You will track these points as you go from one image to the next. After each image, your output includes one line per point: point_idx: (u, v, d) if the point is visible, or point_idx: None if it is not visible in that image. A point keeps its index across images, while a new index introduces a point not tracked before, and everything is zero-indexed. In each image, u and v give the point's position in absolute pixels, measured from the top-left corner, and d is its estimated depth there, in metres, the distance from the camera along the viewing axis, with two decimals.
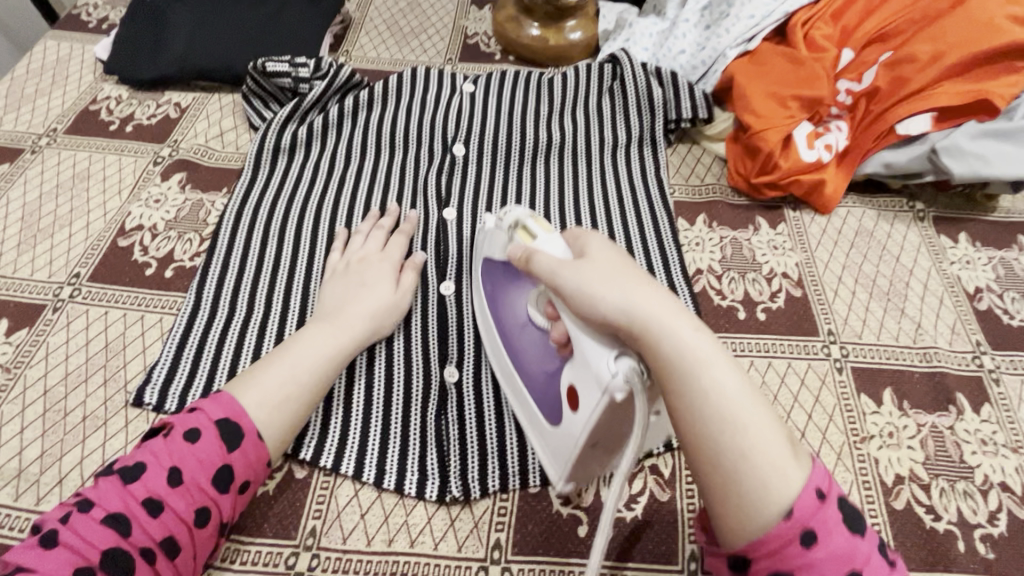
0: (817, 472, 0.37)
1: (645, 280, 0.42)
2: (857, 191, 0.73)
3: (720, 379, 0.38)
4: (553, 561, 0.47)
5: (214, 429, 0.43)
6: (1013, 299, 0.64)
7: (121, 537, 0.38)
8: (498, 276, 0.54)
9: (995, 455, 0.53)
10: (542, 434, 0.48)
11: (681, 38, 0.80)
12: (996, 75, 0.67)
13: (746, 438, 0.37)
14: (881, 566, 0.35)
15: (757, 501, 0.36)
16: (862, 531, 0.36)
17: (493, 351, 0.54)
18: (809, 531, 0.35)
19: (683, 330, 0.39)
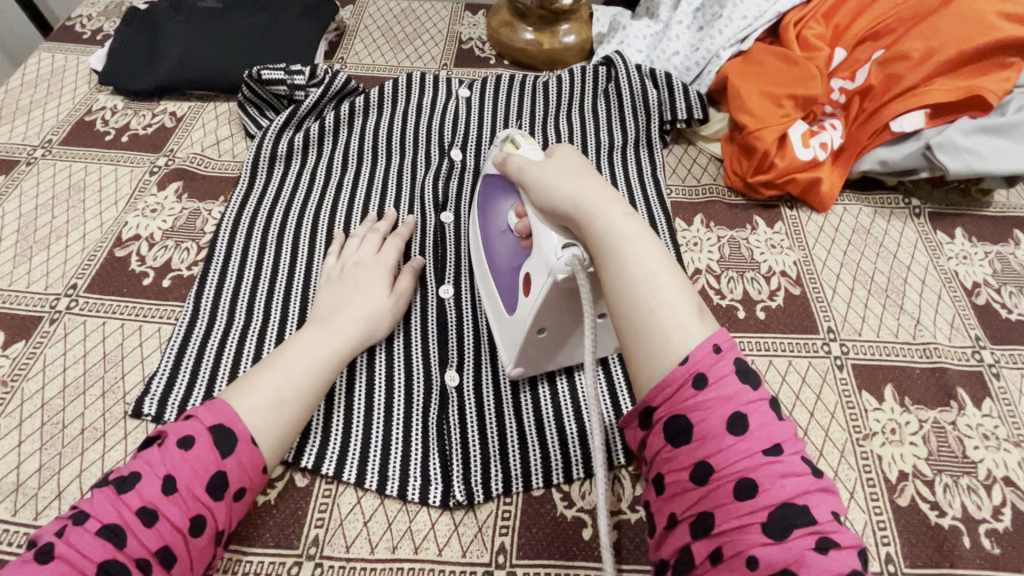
0: (720, 333, 0.38)
1: (596, 179, 0.47)
2: (853, 189, 0.73)
3: (643, 250, 0.41)
4: (558, 565, 0.47)
5: (208, 436, 0.42)
6: (1010, 293, 0.64)
7: (117, 549, 0.38)
8: (488, 191, 0.59)
9: (997, 449, 0.53)
10: (502, 325, 0.54)
11: (674, 40, 0.80)
12: (988, 71, 0.67)
13: (653, 298, 0.39)
14: (769, 412, 0.35)
15: (658, 350, 0.38)
16: (757, 385, 0.36)
17: (475, 259, 0.60)
18: (700, 375, 0.36)
19: (617, 212, 0.43)
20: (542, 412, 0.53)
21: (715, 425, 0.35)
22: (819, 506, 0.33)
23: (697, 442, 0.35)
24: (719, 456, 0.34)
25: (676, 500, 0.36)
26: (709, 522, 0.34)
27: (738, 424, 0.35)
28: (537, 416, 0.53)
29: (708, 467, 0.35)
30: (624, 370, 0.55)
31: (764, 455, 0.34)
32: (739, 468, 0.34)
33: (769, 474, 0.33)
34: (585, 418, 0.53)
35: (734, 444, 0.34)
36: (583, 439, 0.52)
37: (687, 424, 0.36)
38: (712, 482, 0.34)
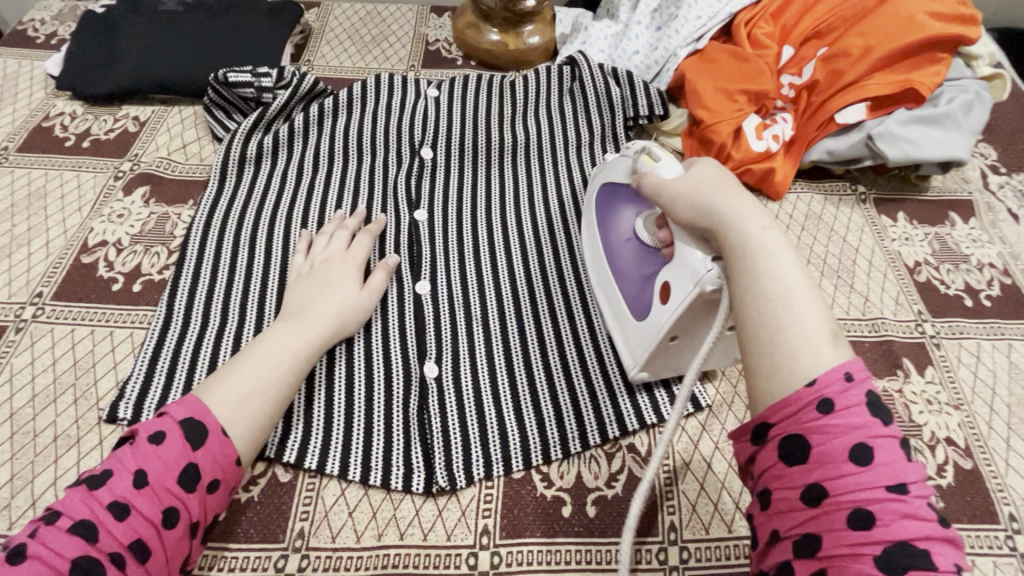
0: (854, 363, 0.38)
1: (740, 190, 0.46)
2: (805, 177, 0.78)
3: (783, 266, 0.41)
4: (539, 541, 0.49)
5: (178, 430, 0.43)
6: (948, 270, 0.69)
7: (89, 544, 0.38)
8: (613, 198, 0.60)
9: (940, 413, 0.58)
10: (625, 329, 0.55)
11: (634, 40, 0.83)
12: (921, 66, 0.73)
13: (787, 316, 0.39)
14: (898, 452, 0.35)
15: (785, 365, 0.38)
16: (887, 423, 0.36)
17: (591, 261, 0.61)
18: (826, 399, 0.36)
19: (756, 224, 0.43)
20: (520, 398, 0.55)
21: (836, 450, 0.35)
22: (939, 554, 0.32)
23: (813, 465, 0.35)
24: (832, 480, 0.34)
25: (779, 517, 0.36)
26: (814, 544, 0.34)
27: (860, 457, 0.34)
28: (515, 402, 0.55)
29: (822, 490, 0.34)
30: (597, 353, 0.58)
31: (886, 492, 0.33)
32: (854, 498, 0.34)
33: (890, 510, 0.33)
34: (562, 401, 0.55)
35: (854, 474, 0.34)
36: (561, 421, 0.54)
37: (806, 446, 0.35)
38: (823, 506, 0.34)
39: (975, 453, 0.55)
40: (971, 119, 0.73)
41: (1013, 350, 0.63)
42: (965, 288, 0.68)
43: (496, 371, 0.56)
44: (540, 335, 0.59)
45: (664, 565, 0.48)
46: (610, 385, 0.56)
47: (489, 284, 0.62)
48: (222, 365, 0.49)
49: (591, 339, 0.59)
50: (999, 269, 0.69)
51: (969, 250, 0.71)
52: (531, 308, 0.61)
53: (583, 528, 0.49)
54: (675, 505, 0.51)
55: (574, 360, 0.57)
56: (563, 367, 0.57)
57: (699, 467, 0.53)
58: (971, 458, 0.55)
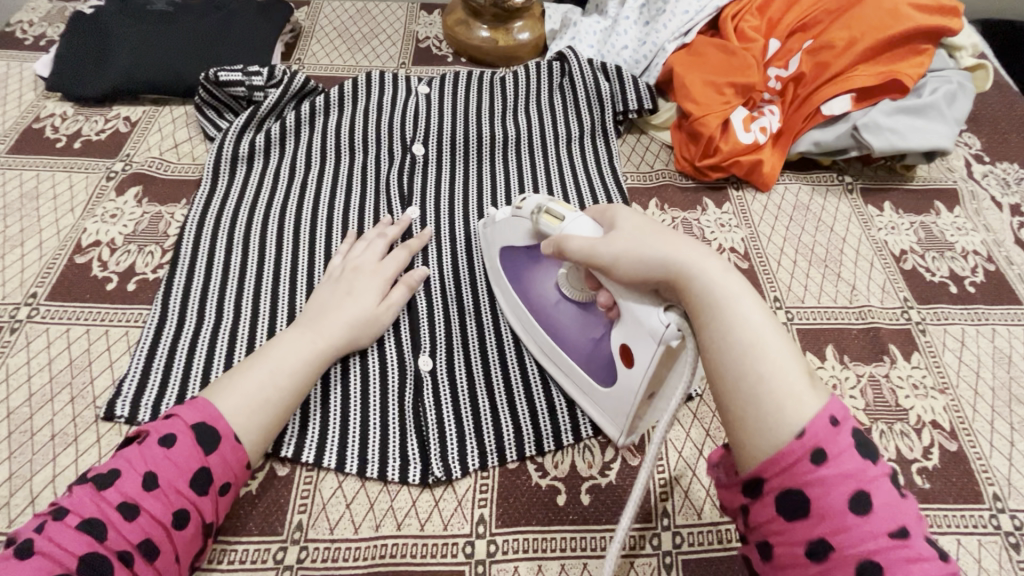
0: (834, 400, 0.37)
1: (677, 235, 0.44)
2: (792, 169, 0.79)
3: (747, 310, 0.40)
4: (534, 530, 0.49)
5: (190, 433, 0.44)
6: (933, 258, 0.71)
7: (97, 542, 0.39)
8: (521, 265, 0.57)
9: (926, 397, 0.59)
10: (594, 396, 0.53)
11: (623, 35, 0.84)
12: (905, 57, 0.74)
13: (764, 365, 0.38)
14: (892, 491, 0.35)
15: (773, 421, 0.37)
16: (877, 460, 0.36)
17: (525, 330, 0.57)
18: (816, 450, 0.36)
19: (708, 269, 0.41)
20: (513, 390, 0.56)
21: (837, 502, 0.35)
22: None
23: (816, 519, 0.35)
24: (836, 532, 0.34)
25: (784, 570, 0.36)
26: None
27: (860, 505, 0.34)
28: (508, 395, 0.55)
29: (826, 544, 0.34)
30: None
31: (891, 539, 0.34)
32: (861, 549, 0.34)
33: (896, 556, 0.33)
34: (555, 394, 0.56)
35: (857, 523, 0.34)
36: (553, 413, 0.55)
37: (804, 501, 0.35)
38: (830, 560, 0.34)
39: (960, 435, 0.57)
40: (954, 109, 0.74)
41: (997, 335, 0.64)
42: (950, 275, 0.69)
43: (490, 365, 0.57)
44: None
45: (657, 550, 0.49)
46: None
47: (482, 279, 0.63)
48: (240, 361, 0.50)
49: None
50: (983, 256, 0.71)
51: (954, 238, 0.72)
52: None
53: (578, 516, 0.50)
54: (668, 493, 0.52)
55: None
56: None
57: (690, 455, 0.54)
58: (956, 441, 0.56)
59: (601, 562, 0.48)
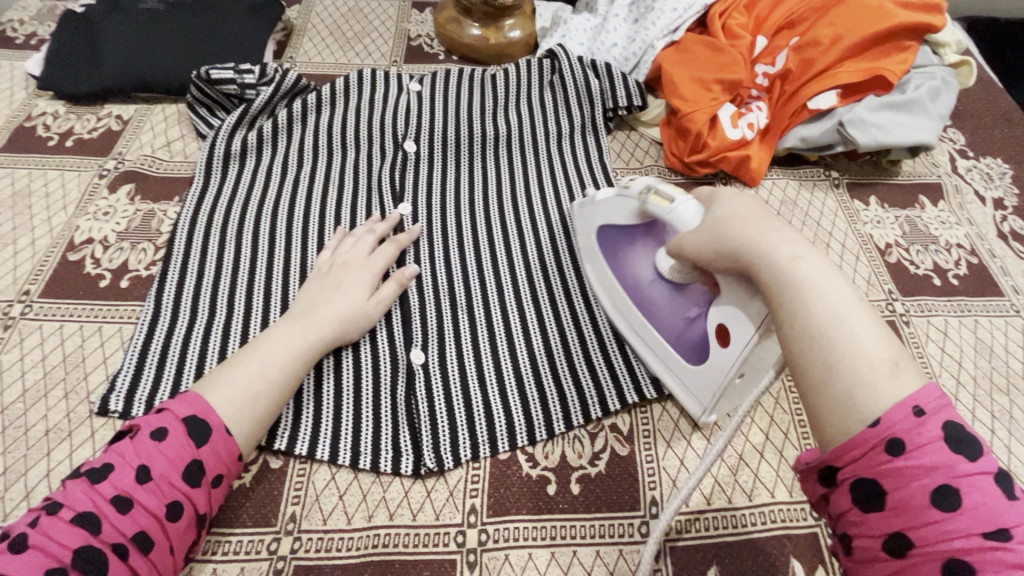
0: (926, 391, 0.34)
1: (769, 216, 0.44)
2: (780, 165, 0.80)
3: (829, 292, 0.38)
4: (525, 518, 0.50)
5: (181, 427, 0.44)
6: (918, 251, 0.72)
7: (91, 536, 0.39)
8: (617, 242, 0.58)
9: None
10: (682, 375, 0.54)
11: (612, 32, 0.85)
12: (890, 54, 0.75)
13: (838, 350, 0.36)
14: (995, 489, 0.31)
15: (844, 406, 0.35)
16: (978, 457, 0.32)
17: (615, 309, 0.59)
18: (894, 439, 0.33)
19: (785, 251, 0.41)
20: (505, 382, 0.56)
21: (917, 497, 0.32)
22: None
23: (891, 512, 0.33)
24: (916, 528, 0.32)
25: (865, 564, 0.34)
26: None
27: (946, 501, 0.31)
28: (501, 387, 0.56)
29: (906, 539, 0.32)
30: (581, 339, 0.59)
31: (984, 540, 0.30)
32: (947, 548, 0.31)
33: (992, 560, 0.29)
34: (546, 386, 0.56)
35: (940, 519, 0.31)
36: (545, 404, 0.55)
37: (881, 493, 0.33)
38: (911, 557, 0.32)
39: None
40: (938, 105, 0.75)
41: (979, 326, 0.65)
42: (934, 268, 0.70)
43: (482, 357, 0.58)
44: (525, 324, 0.60)
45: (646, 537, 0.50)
46: (593, 371, 0.57)
47: (473, 273, 0.64)
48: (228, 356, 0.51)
49: (575, 326, 0.60)
50: (966, 250, 0.72)
51: (937, 231, 0.74)
52: (515, 297, 0.62)
53: (568, 504, 0.51)
54: (657, 482, 0.53)
55: (558, 348, 0.59)
56: (550, 365, 0.58)
57: (679, 445, 0.55)
58: None
59: (591, 549, 0.49)
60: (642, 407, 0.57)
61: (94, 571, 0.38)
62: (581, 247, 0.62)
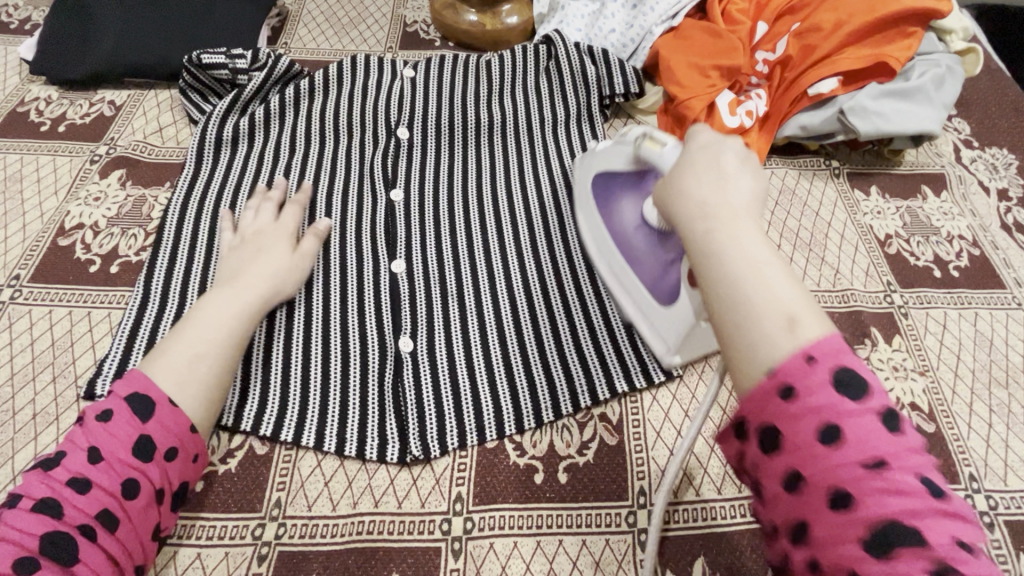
0: (823, 342, 0.35)
1: (702, 174, 0.44)
2: (780, 153, 0.78)
3: (744, 246, 0.39)
4: (511, 507, 0.50)
5: (124, 406, 0.44)
6: (918, 242, 0.70)
7: (56, 519, 0.40)
8: (612, 188, 0.62)
9: (905, 379, 0.59)
10: (655, 320, 0.56)
11: (610, 18, 0.83)
12: (894, 40, 0.74)
13: (752, 302, 0.37)
14: (875, 425, 0.33)
15: (750, 360, 0.36)
16: (862, 396, 0.33)
17: (601, 256, 0.61)
18: (788, 388, 0.34)
19: (710, 206, 0.41)
20: (494, 368, 0.56)
21: (807, 437, 0.33)
22: (934, 529, 0.30)
23: (788, 452, 0.34)
24: (807, 465, 0.33)
25: (772, 508, 0.35)
26: (804, 531, 0.33)
27: (830, 438, 0.33)
28: (490, 374, 0.56)
29: (799, 475, 0.34)
30: (571, 328, 0.59)
31: (863, 470, 0.32)
32: (831, 479, 0.32)
33: (868, 487, 0.31)
34: (535, 372, 0.56)
35: (826, 455, 0.33)
36: (534, 392, 0.55)
37: (777, 435, 0.35)
38: (804, 492, 0.33)
39: (938, 417, 0.57)
40: (942, 93, 0.74)
41: (979, 318, 0.64)
42: (935, 260, 0.69)
43: (471, 344, 0.57)
44: (514, 311, 0.60)
45: (633, 527, 0.49)
46: (583, 359, 0.57)
47: (465, 260, 0.63)
48: (166, 337, 0.51)
49: (566, 313, 0.59)
50: (968, 241, 0.71)
51: (939, 222, 0.72)
52: (505, 284, 0.61)
53: (555, 494, 0.51)
54: (646, 472, 0.52)
55: (547, 335, 0.58)
56: (540, 354, 0.57)
57: (669, 435, 0.54)
58: (934, 422, 0.57)
59: (578, 538, 0.49)
60: (632, 396, 0.56)
61: (63, 553, 0.39)
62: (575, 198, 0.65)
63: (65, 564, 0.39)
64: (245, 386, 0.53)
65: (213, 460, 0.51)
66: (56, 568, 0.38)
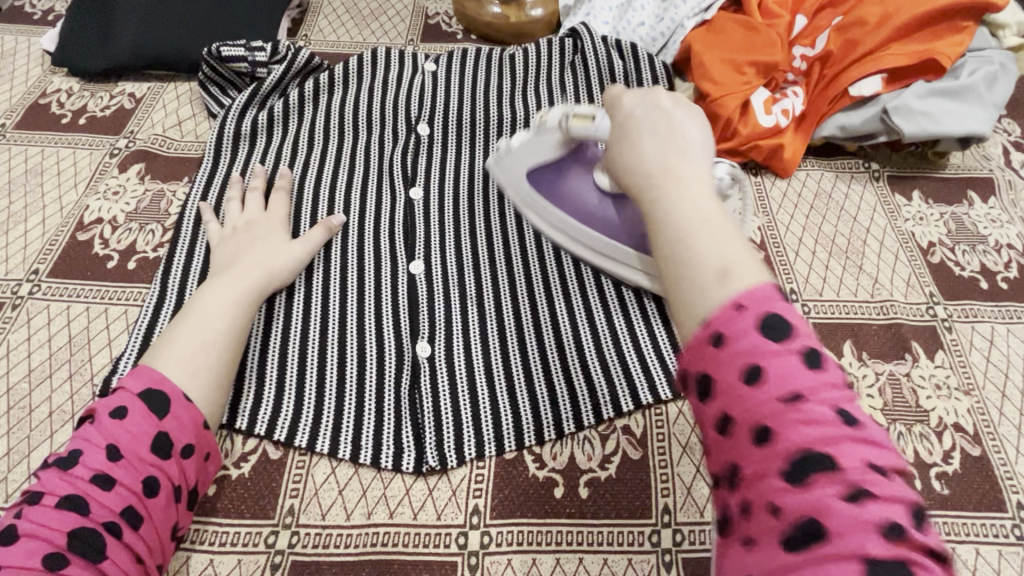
0: (755, 289, 0.33)
1: (651, 125, 0.43)
2: (815, 154, 0.74)
3: (688, 197, 0.38)
4: (529, 522, 0.48)
5: (139, 402, 0.43)
6: (964, 251, 0.67)
7: (82, 516, 0.39)
8: (550, 181, 0.60)
9: (948, 397, 0.56)
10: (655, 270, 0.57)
11: (640, 10, 0.80)
12: (942, 36, 0.69)
13: (690, 247, 0.36)
14: (798, 362, 0.31)
15: (685, 310, 0.35)
16: (788, 339, 0.31)
17: (577, 241, 0.60)
18: (718, 335, 0.32)
19: (657, 161, 0.40)
20: (514, 377, 0.54)
21: (733, 379, 0.31)
22: (850, 455, 0.29)
23: (715, 394, 0.32)
24: (733, 405, 0.31)
25: (708, 457, 0.33)
26: (735, 473, 0.31)
27: (753, 378, 0.31)
28: (510, 383, 0.54)
29: (728, 420, 0.31)
30: (594, 334, 0.56)
31: (780, 402, 0.30)
32: (755, 415, 0.30)
33: (787, 418, 0.30)
34: (556, 382, 0.54)
35: (749, 394, 0.31)
36: (555, 403, 0.53)
37: (708, 381, 0.32)
38: (731, 432, 0.31)
39: (984, 439, 0.54)
40: (994, 92, 0.69)
41: None
42: (981, 270, 0.65)
43: (491, 350, 0.55)
44: (536, 316, 0.58)
45: (657, 547, 0.47)
46: (606, 368, 0.55)
47: (484, 263, 0.61)
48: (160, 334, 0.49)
49: (588, 319, 0.57)
50: (1017, 251, 0.66)
51: (987, 230, 0.68)
52: (527, 288, 0.59)
53: (576, 509, 0.49)
54: (671, 489, 0.50)
55: (570, 341, 0.56)
56: (562, 363, 0.55)
57: (696, 449, 0.52)
58: (979, 445, 0.53)
59: (598, 557, 0.47)
60: (656, 408, 0.54)
61: (93, 551, 0.38)
62: (514, 199, 0.64)
63: (94, 563, 0.38)
64: (260, 389, 0.52)
65: (227, 464, 0.50)
66: (84, 565, 0.38)
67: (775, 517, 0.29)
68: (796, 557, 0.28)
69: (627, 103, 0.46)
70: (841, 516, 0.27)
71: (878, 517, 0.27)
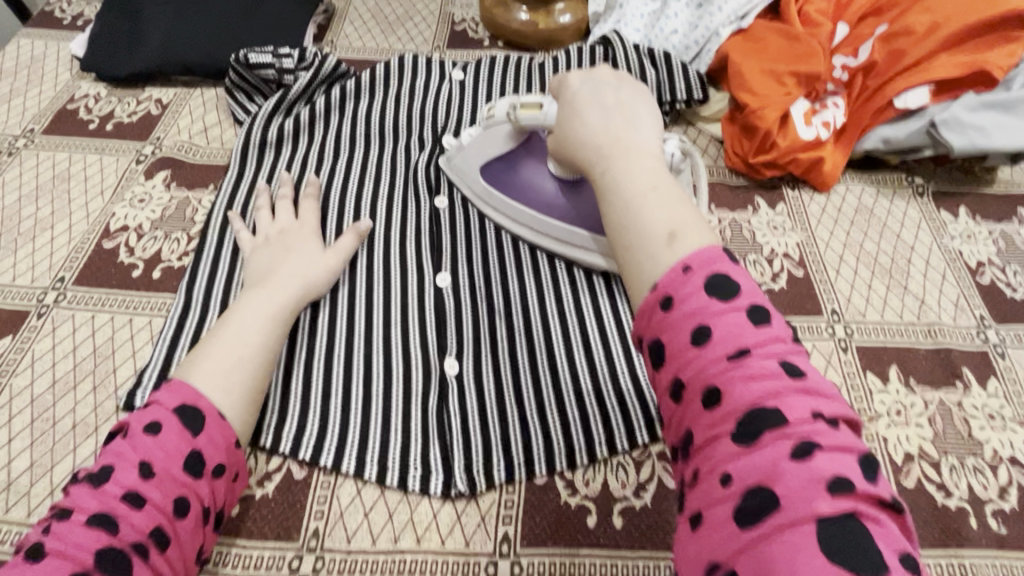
0: (700, 252, 0.34)
1: (596, 106, 0.44)
2: (855, 168, 0.72)
3: (635, 171, 0.39)
4: (563, 552, 0.46)
5: (173, 417, 0.42)
6: (1015, 272, 0.63)
7: (110, 536, 0.37)
8: (504, 173, 0.61)
9: (1003, 429, 0.53)
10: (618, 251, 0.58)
11: (673, 18, 0.78)
12: (995, 45, 0.66)
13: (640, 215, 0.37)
14: (742, 319, 0.31)
15: (636, 276, 0.35)
16: (732, 296, 0.32)
17: (539, 233, 0.61)
18: (667, 297, 0.33)
19: (603, 138, 0.42)
20: (545, 398, 0.52)
21: (681, 341, 0.32)
22: (795, 407, 0.29)
23: (667, 361, 0.33)
24: (685, 368, 0.32)
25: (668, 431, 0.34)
26: (690, 441, 0.31)
27: (701, 338, 0.31)
28: (540, 403, 0.52)
29: (680, 383, 0.32)
30: (627, 354, 0.54)
31: (727, 360, 0.30)
32: (704, 376, 0.31)
33: (731, 377, 0.30)
34: (589, 405, 0.52)
35: (698, 355, 0.31)
36: (588, 427, 0.51)
37: (659, 345, 0.33)
38: (685, 398, 0.32)
39: None
40: None
41: None
42: None
43: (520, 370, 0.54)
44: (566, 334, 0.56)
45: None
46: (641, 391, 0.52)
47: (514, 278, 0.59)
48: (196, 346, 0.48)
49: (621, 339, 0.55)
50: None
51: None
52: (556, 303, 0.58)
53: (608, 539, 0.47)
54: None
55: (602, 360, 0.54)
56: (594, 383, 0.53)
57: None
58: None
59: None
60: None
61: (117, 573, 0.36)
62: (473, 194, 0.64)
63: None
64: (285, 404, 0.51)
65: (250, 483, 0.49)
66: None
67: (726, 486, 0.29)
68: (751, 527, 0.27)
69: (574, 86, 0.47)
70: (791, 477, 0.27)
71: (825, 472, 0.27)
